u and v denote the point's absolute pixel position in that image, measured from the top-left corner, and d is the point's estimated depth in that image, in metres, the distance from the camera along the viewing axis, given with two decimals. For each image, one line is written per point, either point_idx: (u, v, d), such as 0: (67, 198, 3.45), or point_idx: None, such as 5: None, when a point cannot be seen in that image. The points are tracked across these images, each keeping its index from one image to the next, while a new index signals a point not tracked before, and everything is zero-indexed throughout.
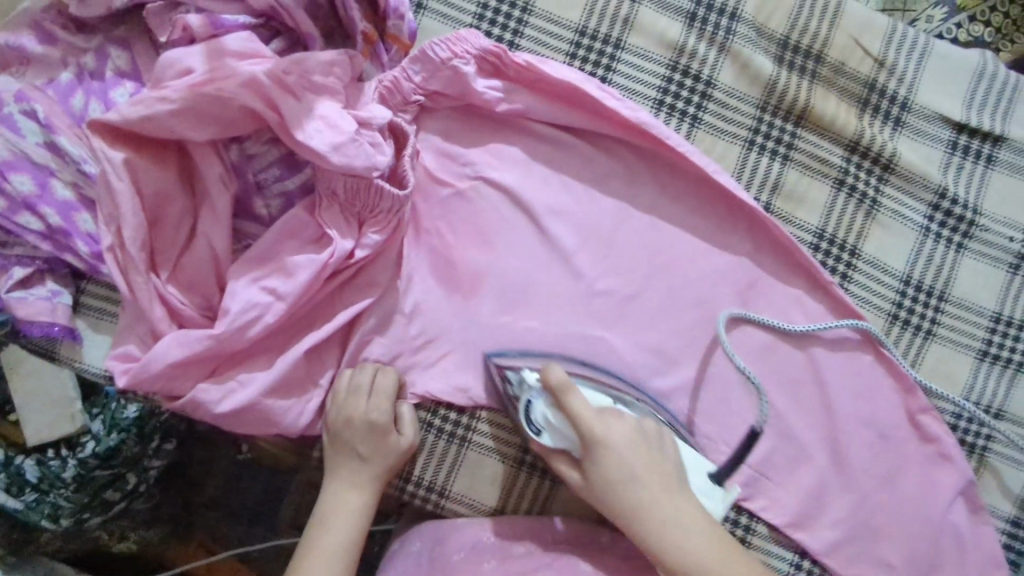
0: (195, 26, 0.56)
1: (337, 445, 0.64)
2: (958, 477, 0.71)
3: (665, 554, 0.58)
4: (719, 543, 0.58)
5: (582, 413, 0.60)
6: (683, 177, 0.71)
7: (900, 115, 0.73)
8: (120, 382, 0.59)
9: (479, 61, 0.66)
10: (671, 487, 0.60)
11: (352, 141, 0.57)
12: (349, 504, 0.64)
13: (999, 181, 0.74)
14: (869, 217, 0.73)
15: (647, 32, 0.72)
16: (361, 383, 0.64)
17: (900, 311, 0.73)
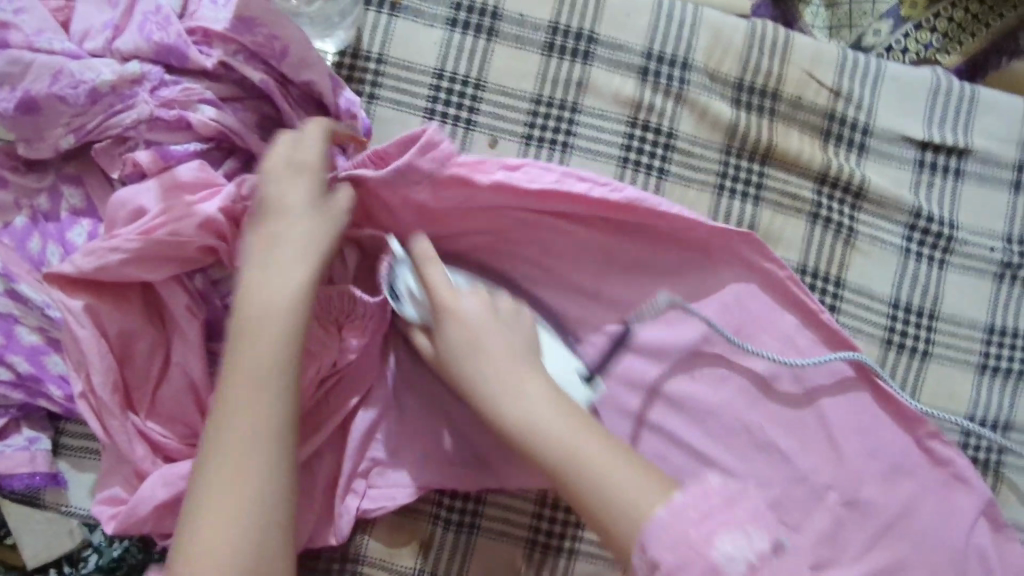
0: (145, 162, 0.55)
1: (260, 242, 0.55)
2: (975, 498, 0.70)
3: (583, 474, 0.56)
4: (611, 445, 0.58)
5: (437, 285, 0.62)
6: (664, 236, 0.70)
7: (863, 141, 0.73)
8: (108, 529, 0.57)
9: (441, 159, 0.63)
10: (517, 351, 0.61)
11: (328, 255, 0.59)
12: (250, 392, 0.52)
13: (972, 193, 0.73)
14: (848, 245, 0.72)
15: (601, 92, 0.72)
16: (286, 171, 0.56)
17: (893, 336, 0.72)
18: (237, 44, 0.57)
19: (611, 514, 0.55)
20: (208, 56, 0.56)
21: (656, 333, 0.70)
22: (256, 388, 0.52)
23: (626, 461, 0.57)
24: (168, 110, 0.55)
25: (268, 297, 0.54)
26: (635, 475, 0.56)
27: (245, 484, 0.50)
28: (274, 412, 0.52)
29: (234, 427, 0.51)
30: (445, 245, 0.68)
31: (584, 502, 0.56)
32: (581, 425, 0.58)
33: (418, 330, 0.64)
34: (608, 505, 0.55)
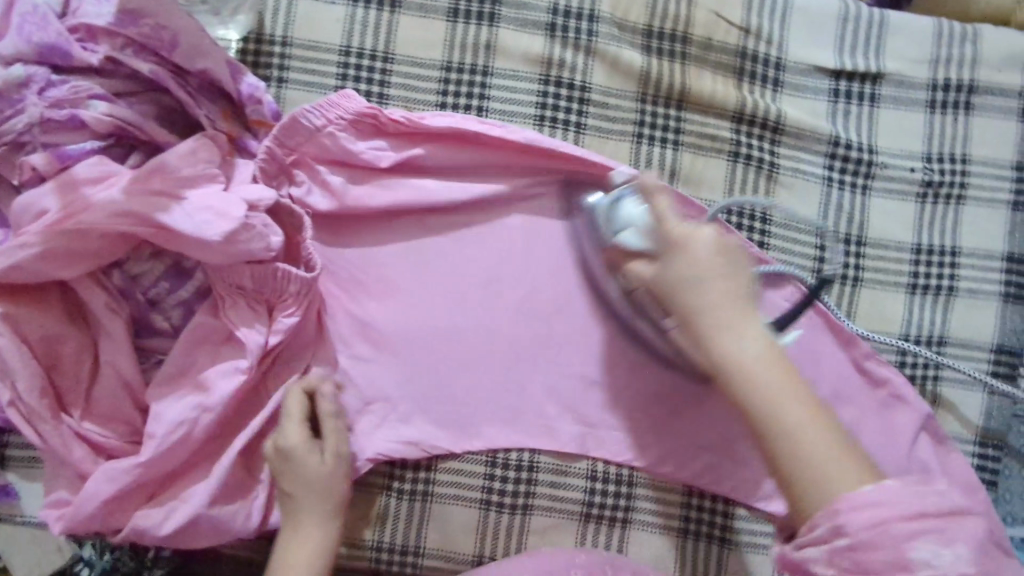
0: (41, 164, 0.55)
1: (286, 505, 0.62)
2: (917, 413, 0.71)
3: (771, 440, 0.46)
4: (791, 389, 0.47)
5: (667, 219, 0.52)
6: (582, 185, 0.71)
7: (777, 75, 0.73)
8: (56, 529, 0.58)
9: (354, 121, 0.66)
10: (742, 298, 0.50)
11: (242, 227, 0.57)
12: (300, 550, 0.60)
13: (889, 117, 0.74)
14: (771, 181, 0.73)
15: (511, 53, 0.72)
16: (328, 423, 0.64)
17: (823, 265, 0.73)
18: (125, 37, 0.57)
19: (802, 487, 0.45)
20: (95, 53, 0.56)
21: (591, 285, 0.70)
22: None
23: (825, 442, 0.46)
24: (60, 110, 0.55)
25: (315, 500, 0.61)
26: (838, 457, 0.45)
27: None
28: (320, 557, 0.60)
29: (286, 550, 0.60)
30: (370, 220, 0.69)
31: (783, 458, 0.46)
32: (802, 398, 0.47)
33: (634, 259, 0.57)
34: (770, 434, 0.46)
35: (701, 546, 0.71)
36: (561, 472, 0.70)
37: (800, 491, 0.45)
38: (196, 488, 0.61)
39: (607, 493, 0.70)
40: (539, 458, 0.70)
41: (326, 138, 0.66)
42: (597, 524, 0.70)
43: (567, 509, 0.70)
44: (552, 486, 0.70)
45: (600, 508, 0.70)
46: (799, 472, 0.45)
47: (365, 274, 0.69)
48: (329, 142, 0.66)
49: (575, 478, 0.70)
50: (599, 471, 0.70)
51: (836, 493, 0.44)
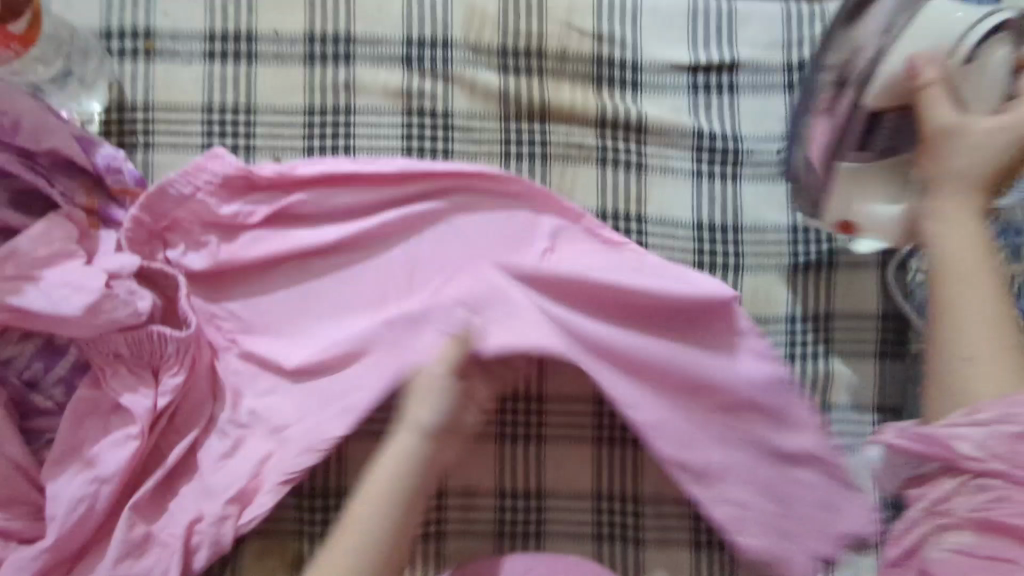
0: None
1: (407, 426, 0.59)
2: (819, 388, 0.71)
3: (940, 331, 0.58)
4: (1002, 317, 0.57)
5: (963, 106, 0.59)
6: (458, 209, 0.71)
7: (635, 78, 0.75)
8: None
9: (223, 178, 0.67)
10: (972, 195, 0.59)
11: (105, 297, 0.58)
12: (378, 489, 0.58)
13: (749, 103, 0.76)
14: (641, 181, 0.74)
15: (370, 89, 0.73)
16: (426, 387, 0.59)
17: (702, 257, 0.74)
18: None
19: (956, 386, 0.56)
20: None
21: (476, 306, 0.68)
22: (364, 543, 0.57)
23: (991, 360, 0.56)
24: None
25: (399, 449, 0.59)
26: (983, 380, 0.56)
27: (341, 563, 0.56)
28: (386, 528, 0.57)
29: (355, 518, 0.58)
30: (248, 272, 0.69)
31: (942, 337, 0.58)
32: (979, 312, 0.57)
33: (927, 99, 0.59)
34: (952, 330, 0.57)
35: (618, 550, 0.71)
36: (470, 493, 0.71)
37: (950, 401, 0.57)
38: (101, 564, 0.60)
39: (517, 507, 0.71)
40: (447, 482, 0.71)
41: (194, 201, 0.66)
42: (512, 540, 0.71)
43: (480, 529, 0.71)
44: (464, 508, 0.71)
45: (513, 523, 0.71)
46: (951, 382, 0.57)
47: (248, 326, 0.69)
48: (196, 202, 0.66)
49: (484, 497, 0.71)
50: (507, 486, 0.72)
51: (991, 387, 0.55)
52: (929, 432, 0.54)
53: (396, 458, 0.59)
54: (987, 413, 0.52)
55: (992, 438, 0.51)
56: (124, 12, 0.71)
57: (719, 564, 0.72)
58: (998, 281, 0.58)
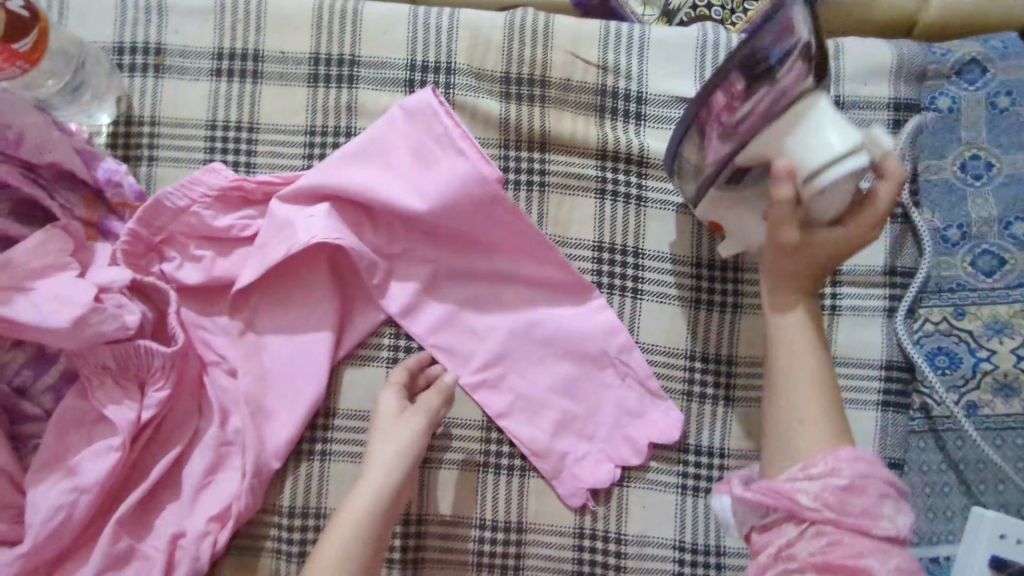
0: None
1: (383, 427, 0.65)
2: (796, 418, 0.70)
3: (775, 410, 0.59)
4: (820, 391, 0.58)
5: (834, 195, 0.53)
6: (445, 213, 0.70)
7: (639, 110, 0.74)
8: None
9: (219, 192, 0.68)
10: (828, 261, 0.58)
11: (92, 311, 0.58)
12: (351, 518, 0.59)
13: None
14: (640, 214, 0.73)
15: (372, 112, 0.73)
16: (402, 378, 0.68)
17: (701, 294, 0.72)
18: None
19: (775, 438, 0.58)
20: None
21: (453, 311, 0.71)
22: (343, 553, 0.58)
23: (795, 430, 0.57)
24: None
25: (371, 489, 0.61)
26: (815, 433, 0.57)
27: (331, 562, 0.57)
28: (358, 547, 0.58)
29: (340, 521, 0.59)
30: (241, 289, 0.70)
31: (777, 410, 0.59)
32: (824, 389, 0.58)
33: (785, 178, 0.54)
34: (785, 408, 0.59)
35: None
36: (450, 522, 0.70)
37: (777, 461, 0.58)
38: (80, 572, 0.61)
39: (496, 540, 0.70)
40: (427, 511, 0.70)
41: (190, 216, 0.67)
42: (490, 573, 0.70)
43: (459, 559, 0.70)
44: (443, 537, 0.70)
45: (491, 555, 0.70)
46: (780, 426, 0.58)
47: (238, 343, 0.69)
48: (192, 216, 0.67)
49: (465, 527, 0.70)
50: (488, 518, 0.70)
51: (807, 449, 0.56)
52: (773, 484, 0.54)
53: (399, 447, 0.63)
54: (820, 467, 0.54)
55: (826, 490, 0.52)
56: (136, 29, 0.73)
57: None
58: (824, 375, 0.59)
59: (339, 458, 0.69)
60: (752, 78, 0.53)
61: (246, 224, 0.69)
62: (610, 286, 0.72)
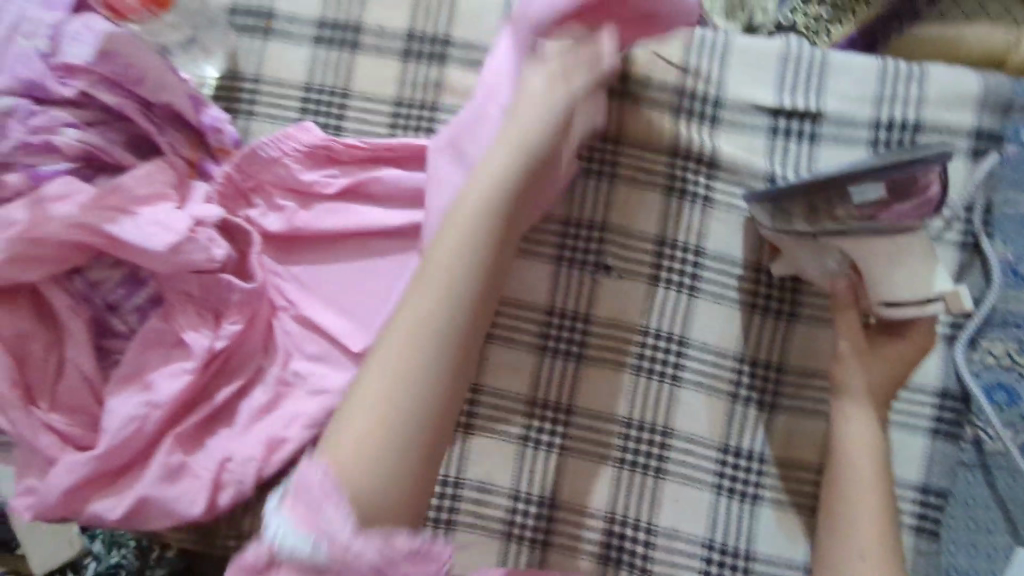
0: (17, 181, 0.63)
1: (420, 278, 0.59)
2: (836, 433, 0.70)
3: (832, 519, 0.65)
4: (879, 516, 0.64)
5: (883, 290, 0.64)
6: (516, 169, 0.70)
7: (715, 113, 0.75)
8: (25, 516, 0.64)
9: (307, 149, 0.72)
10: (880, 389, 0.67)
11: (188, 241, 0.64)
12: (413, 328, 0.57)
13: (829, 154, 0.74)
14: (705, 214, 0.74)
15: (458, 90, 0.77)
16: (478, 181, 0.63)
17: (757, 300, 0.73)
18: (98, 75, 0.65)
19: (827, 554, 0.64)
20: (68, 86, 0.64)
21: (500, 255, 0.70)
22: (353, 419, 0.55)
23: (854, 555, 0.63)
24: (36, 136, 0.63)
25: (415, 337, 0.57)
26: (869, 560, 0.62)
27: (360, 423, 0.55)
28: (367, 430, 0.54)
29: (372, 385, 0.56)
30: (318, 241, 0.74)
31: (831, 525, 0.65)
32: (877, 506, 0.64)
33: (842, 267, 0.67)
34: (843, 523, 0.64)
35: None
36: (485, 489, 0.72)
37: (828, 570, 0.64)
38: (142, 481, 0.65)
39: (528, 513, 0.71)
40: (465, 474, 0.72)
41: (279, 169, 0.72)
42: (518, 544, 0.72)
43: (490, 526, 0.72)
44: (477, 503, 0.72)
45: (521, 528, 0.71)
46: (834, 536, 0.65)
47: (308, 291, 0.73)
48: (280, 168, 0.72)
49: (499, 495, 0.72)
50: (522, 490, 0.72)
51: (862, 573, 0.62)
52: None
53: (448, 275, 0.59)
54: None
55: None
56: None
57: None
58: (883, 488, 0.65)
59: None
60: (891, 192, 0.58)
61: (330, 182, 0.73)
62: (668, 280, 0.73)
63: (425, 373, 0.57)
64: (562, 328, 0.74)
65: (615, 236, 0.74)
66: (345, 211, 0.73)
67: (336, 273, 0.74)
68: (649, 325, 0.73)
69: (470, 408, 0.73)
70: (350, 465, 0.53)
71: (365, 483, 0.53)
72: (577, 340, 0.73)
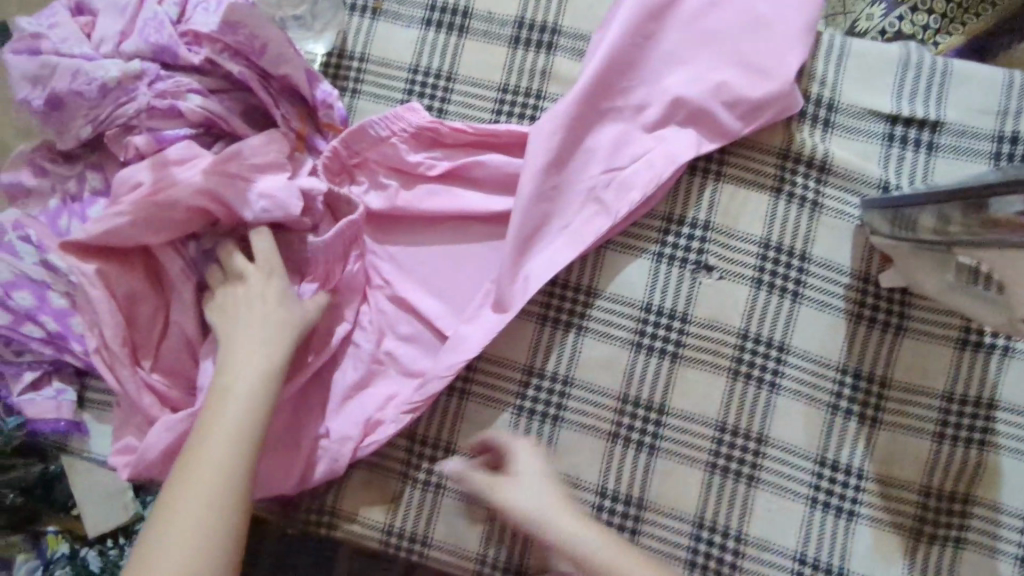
0: (142, 145, 0.65)
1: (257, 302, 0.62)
2: (928, 442, 0.69)
3: None
4: None
5: None
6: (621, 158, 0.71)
7: (828, 116, 0.74)
8: (124, 474, 0.65)
9: (415, 128, 0.72)
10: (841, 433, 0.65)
11: None
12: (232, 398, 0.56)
13: (947, 165, 0.72)
14: (813, 219, 0.72)
15: (565, 79, 0.76)
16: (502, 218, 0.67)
17: (864, 310, 0.71)
18: (223, 43, 0.66)
19: None
20: (196, 54, 0.66)
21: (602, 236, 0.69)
22: (206, 474, 0.52)
23: None
24: (163, 101, 0.65)
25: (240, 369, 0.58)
26: None
27: (191, 509, 0.51)
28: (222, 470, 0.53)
29: (206, 449, 0.54)
30: (418, 221, 0.73)
31: None
32: None
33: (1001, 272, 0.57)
34: None
35: None
36: (571, 484, 0.71)
37: None
38: None
39: (614, 511, 0.70)
40: (551, 468, 0.71)
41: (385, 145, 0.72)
42: None
43: None
44: (562, 497, 0.71)
45: (607, 525, 0.70)
46: None
47: (405, 272, 0.73)
48: (387, 147, 0.72)
49: (585, 491, 0.71)
50: (609, 488, 0.71)
51: None
52: None
53: (287, 317, 0.62)
54: None
55: None
56: None
57: None
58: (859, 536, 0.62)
59: (476, 399, 0.73)
60: None
61: (435, 163, 0.73)
62: (771, 284, 0.72)
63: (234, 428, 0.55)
64: (658, 326, 0.72)
65: (718, 237, 0.73)
66: (447, 192, 0.73)
67: (435, 254, 0.73)
68: (749, 329, 0.71)
69: (560, 400, 0.72)
70: (179, 503, 0.51)
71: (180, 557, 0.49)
72: (673, 340, 0.72)
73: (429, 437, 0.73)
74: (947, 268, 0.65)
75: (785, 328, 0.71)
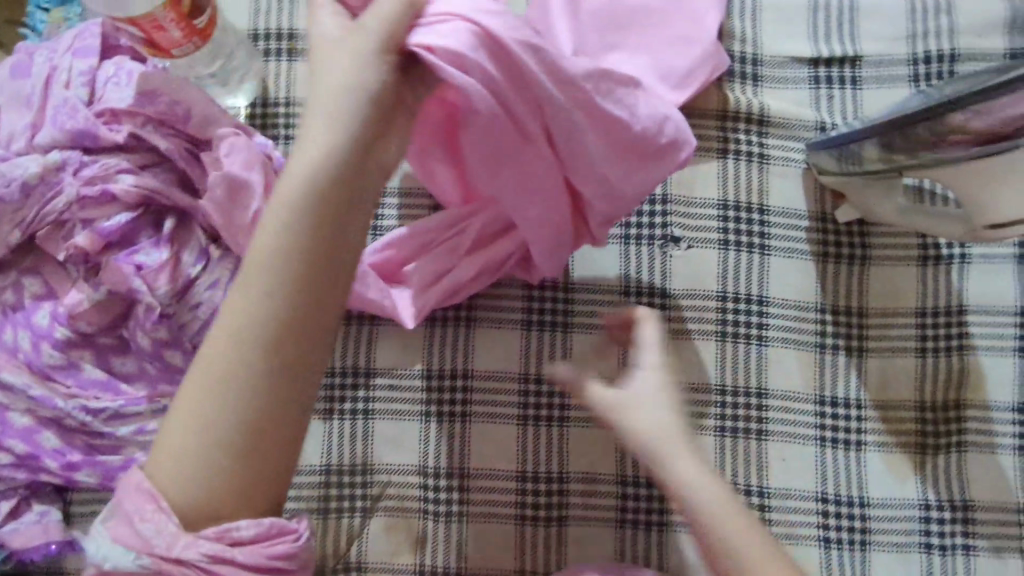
0: (83, 240, 0.62)
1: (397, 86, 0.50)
2: (913, 359, 0.72)
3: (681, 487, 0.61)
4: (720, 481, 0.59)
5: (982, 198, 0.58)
6: None
7: (755, 70, 0.76)
8: None
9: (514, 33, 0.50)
10: None
11: None
12: (285, 194, 0.47)
13: (873, 95, 0.75)
14: (763, 172, 0.74)
15: None
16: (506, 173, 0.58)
17: (828, 248, 0.73)
18: (144, 116, 0.64)
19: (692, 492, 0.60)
20: (118, 132, 0.63)
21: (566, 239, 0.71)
22: (250, 328, 0.46)
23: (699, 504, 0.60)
24: (93, 188, 0.62)
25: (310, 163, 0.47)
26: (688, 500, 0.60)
27: (188, 442, 0.46)
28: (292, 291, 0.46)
29: (239, 317, 0.46)
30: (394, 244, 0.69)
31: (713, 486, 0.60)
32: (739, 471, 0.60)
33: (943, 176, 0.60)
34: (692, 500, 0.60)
35: None
36: (591, 479, 0.71)
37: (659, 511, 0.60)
38: None
39: (639, 496, 0.71)
40: (569, 469, 0.71)
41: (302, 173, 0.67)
42: (633, 529, 0.71)
43: (602, 514, 0.71)
44: (585, 494, 0.71)
45: (635, 511, 0.71)
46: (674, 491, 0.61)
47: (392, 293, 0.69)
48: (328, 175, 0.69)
49: (606, 484, 0.71)
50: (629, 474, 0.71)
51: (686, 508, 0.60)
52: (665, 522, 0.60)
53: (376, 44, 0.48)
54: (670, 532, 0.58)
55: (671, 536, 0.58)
56: (269, 15, 0.77)
57: (849, 562, 0.69)
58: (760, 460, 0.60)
59: (480, 418, 0.72)
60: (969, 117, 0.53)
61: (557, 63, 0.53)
62: (738, 242, 0.73)
63: (277, 277, 0.46)
64: (641, 305, 0.73)
65: (678, 207, 0.74)
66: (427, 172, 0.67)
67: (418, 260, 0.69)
68: (727, 290, 0.73)
69: (562, 399, 0.72)
70: (194, 390, 0.46)
71: (196, 498, 0.46)
72: (658, 316, 0.73)
73: (442, 468, 0.71)
74: (896, 192, 0.68)
75: (759, 282, 0.73)
